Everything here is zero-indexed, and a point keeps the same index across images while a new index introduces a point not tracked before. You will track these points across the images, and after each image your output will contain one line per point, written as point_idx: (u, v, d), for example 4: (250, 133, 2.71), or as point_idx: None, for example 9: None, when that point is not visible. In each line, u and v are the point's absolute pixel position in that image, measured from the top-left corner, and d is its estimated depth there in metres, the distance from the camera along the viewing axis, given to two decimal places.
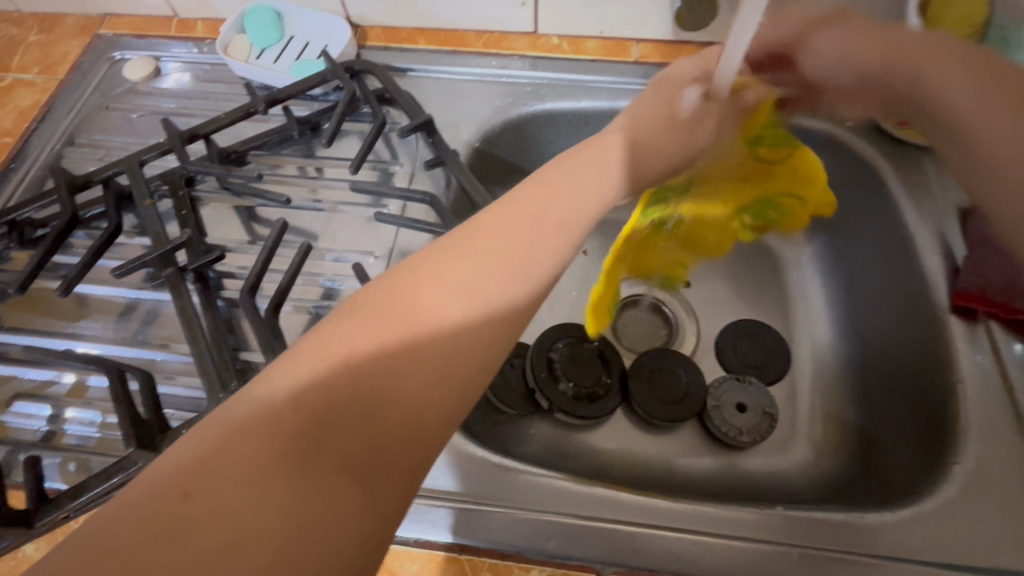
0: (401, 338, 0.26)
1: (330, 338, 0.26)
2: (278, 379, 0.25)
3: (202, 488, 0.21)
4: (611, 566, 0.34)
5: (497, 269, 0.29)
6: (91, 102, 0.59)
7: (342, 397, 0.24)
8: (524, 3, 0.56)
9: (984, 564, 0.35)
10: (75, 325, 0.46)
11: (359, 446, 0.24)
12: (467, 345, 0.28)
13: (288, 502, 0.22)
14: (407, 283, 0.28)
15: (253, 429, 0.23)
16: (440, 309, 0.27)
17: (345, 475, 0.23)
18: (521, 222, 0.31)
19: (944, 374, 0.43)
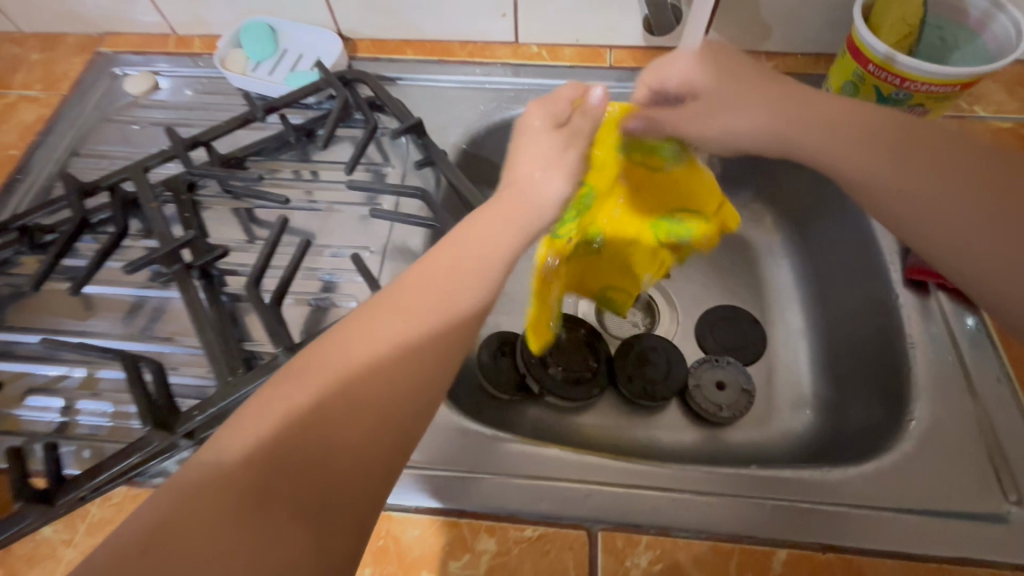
0: (335, 393, 0.29)
1: (272, 401, 0.29)
2: (226, 444, 0.27)
3: (167, 535, 0.24)
4: (600, 523, 0.37)
5: (425, 317, 0.32)
6: (93, 115, 0.62)
7: (286, 450, 0.27)
8: (505, 15, 0.60)
9: (939, 507, 0.38)
10: (85, 323, 0.48)
11: (309, 491, 0.26)
12: (398, 392, 0.30)
13: (239, 551, 0.24)
14: (342, 340, 0.31)
15: (210, 485, 0.26)
16: (372, 362, 0.30)
17: (297, 518, 0.26)
18: (446, 271, 0.33)
19: (900, 341, 0.46)
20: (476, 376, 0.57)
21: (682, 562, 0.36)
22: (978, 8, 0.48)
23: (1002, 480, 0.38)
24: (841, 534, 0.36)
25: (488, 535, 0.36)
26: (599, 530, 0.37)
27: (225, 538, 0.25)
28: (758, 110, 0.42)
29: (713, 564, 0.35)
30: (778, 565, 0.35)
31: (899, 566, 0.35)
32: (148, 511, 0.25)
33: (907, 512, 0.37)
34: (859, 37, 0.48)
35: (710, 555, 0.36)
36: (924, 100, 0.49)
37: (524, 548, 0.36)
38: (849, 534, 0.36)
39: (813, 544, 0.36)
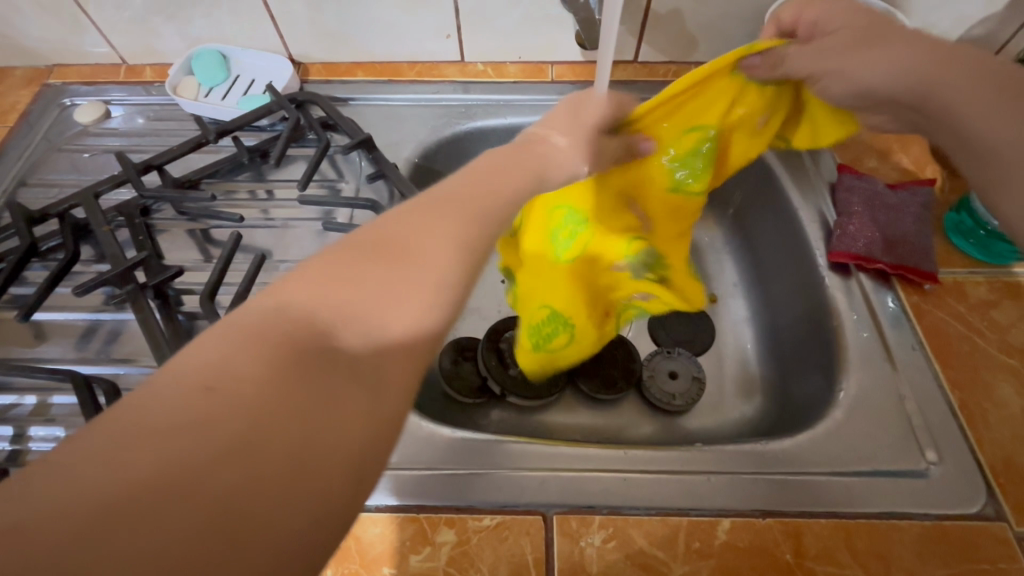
0: (394, 268, 0.26)
1: (327, 269, 0.26)
2: (284, 295, 0.24)
3: (225, 386, 0.19)
4: (556, 507, 0.39)
5: (467, 219, 0.31)
6: (42, 145, 0.62)
7: (350, 317, 0.24)
8: (450, 36, 0.63)
9: (867, 468, 0.41)
10: (37, 350, 0.48)
11: (369, 360, 0.23)
12: (447, 274, 0.28)
13: (306, 402, 0.20)
14: (392, 225, 0.29)
15: (271, 334, 0.21)
16: (425, 246, 0.28)
17: (358, 388, 0.22)
18: (478, 187, 0.34)
19: (828, 319, 0.50)
20: (439, 383, 0.58)
21: (634, 538, 0.37)
22: None
23: (920, 439, 0.42)
24: (780, 500, 0.39)
25: (448, 527, 0.38)
26: (554, 514, 0.38)
27: (287, 400, 0.20)
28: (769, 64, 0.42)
29: (663, 537, 0.37)
30: (723, 533, 0.37)
31: (831, 525, 0.38)
32: (193, 365, 0.19)
33: (837, 474, 0.40)
34: None
35: (660, 530, 0.38)
36: None
37: (483, 536, 0.37)
38: (786, 498, 0.39)
39: (754, 512, 0.38)
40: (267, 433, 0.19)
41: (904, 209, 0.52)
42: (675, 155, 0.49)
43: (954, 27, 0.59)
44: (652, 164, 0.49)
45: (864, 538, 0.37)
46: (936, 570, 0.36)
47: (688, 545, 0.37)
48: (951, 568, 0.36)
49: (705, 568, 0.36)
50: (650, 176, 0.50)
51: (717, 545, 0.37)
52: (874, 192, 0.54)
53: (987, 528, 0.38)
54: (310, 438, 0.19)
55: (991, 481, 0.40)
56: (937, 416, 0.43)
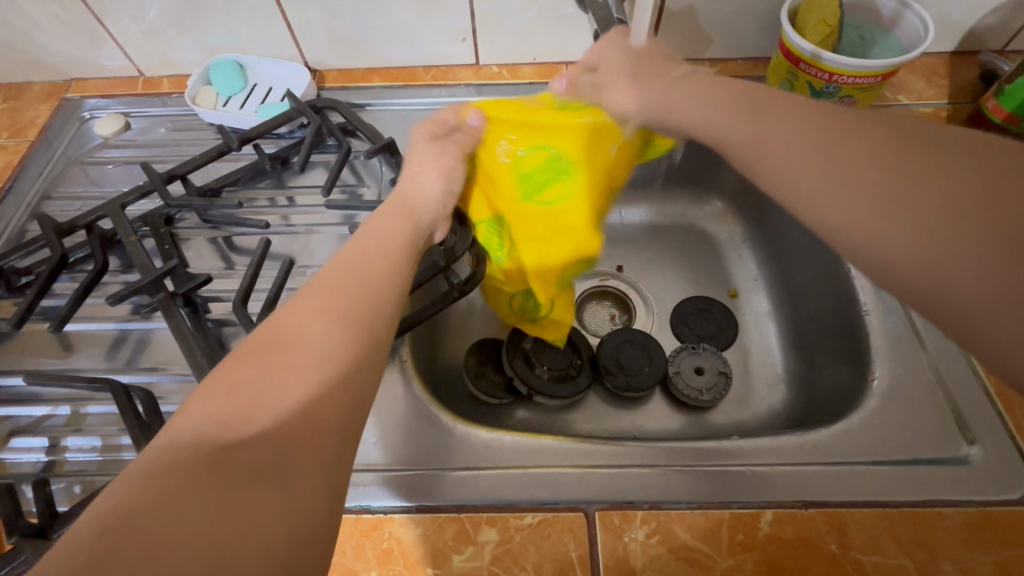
0: (273, 361, 0.28)
1: (212, 386, 0.27)
2: (188, 417, 0.25)
3: (120, 521, 0.21)
4: (595, 504, 0.39)
5: (350, 292, 0.32)
6: (63, 159, 0.62)
7: (237, 423, 0.25)
8: (465, 40, 0.64)
9: (906, 456, 0.41)
10: (67, 361, 0.48)
11: (264, 453, 0.25)
12: (335, 345, 0.29)
13: (200, 515, 0.22)
14: (275, 320, 0.30)
15: (166, 461, 0.23)
16: (306, 328, 0.29)
17: (257, 482, 0.24)
18: (362, 261, 0.35)
19: (855, 311, 0.50)
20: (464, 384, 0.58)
21: (676, 533, 0.37)
22: (888, 8, 0.54)
23: (959, 425, 0.42)
24: (818, 492, 0.39)
25: (490, 526, 0.38)
26: (595, 511, 0.38)
27: (181, 516, 0.22)
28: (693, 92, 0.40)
29: (705, 530, 0.37)
30: (765, 525, 0.37)
31: (875, 513, 0.38)
32: (100, 506, 0.22)
33: (876, 464, 0.40)
34: (787, 38, 0.53)
35: (702, 523, 0.37)
36: (854, 91, 0.54)
37: (525, 534, 0.37)
38: (825, 489, 0.39)
39: (795, 503, 0.38)
40: (168, 550, 0.21)
41: None
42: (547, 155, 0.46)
43: (969, 16, 0.59)
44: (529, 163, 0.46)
45: (906, 527, 0.37)
46: (981, 557, 0.36)
47: (731, 538, 0.37)
48: (996, 555, 0.36)
49: (749, 561, 0.36)
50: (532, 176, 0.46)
51: (759, 537, 0.37)
52: None
53: None
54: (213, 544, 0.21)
55: None
56: (974, 402, 0.43)
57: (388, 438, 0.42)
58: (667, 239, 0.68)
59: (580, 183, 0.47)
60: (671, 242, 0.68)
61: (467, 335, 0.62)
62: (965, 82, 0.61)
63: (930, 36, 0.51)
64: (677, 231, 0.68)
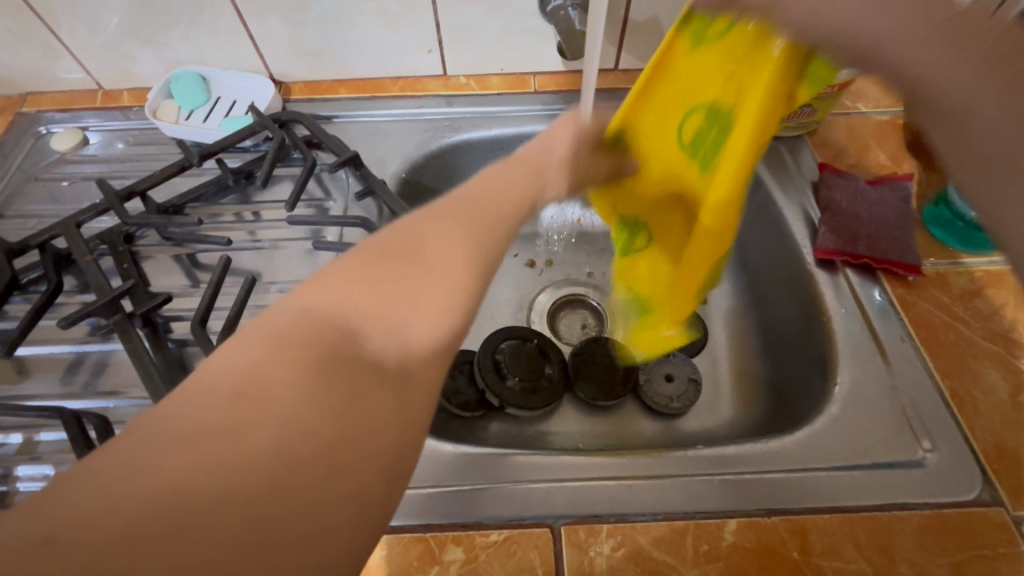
0: (404, 273, 0.28)
1: (343, 276, 0.28)
2: (315, 296, 0.26)
3: (257, 390, 0.21)
4: (562, 518, 0.39)
5: (476, 234, 0.32)
6: (19, 176, 0.60)
7: (367, 319, 0.26)
8: (432, 51, 0.63)
9: (866, 460, 0.41)
10: (20, 386, 0.46)
11: (388, 356, 0.25)
12: (466, 274, 0.30)
13: (329, 406, 0.21)
14: (410, 230, 0.31)
15: (301, 340, 0.23)
16: (438, 249, 0.30)
17: (382, 381, 0.24)
18: (488, 200, 0.35)
19: (819, 316, 0.50)
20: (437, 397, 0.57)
21: (642, 545, 0.37)
22: None
23: (915, 430, 0.43)
24: (782, 499, 0.39)
25: (456, 545, 0.37)
26: (561, 525, 0.38)
27: (314, 397, 0.21)
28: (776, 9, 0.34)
29: (670, 542, 0.37)
30: (729, 534, 0.38)
31: (836, 519, 0.38)
32: (228, 375, 0.21)
33: (837, 469, 0.41)
34: None
35: (667, 534, 0.38)
36: (812, 101, 0.55)
37: (491, 551, 0.37)
38: (788, 496, 0.39)
39: (759, 511, 0.39)
40: (303, 428, 0.20)
41: (885, 204, 0.53)
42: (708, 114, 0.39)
43: None
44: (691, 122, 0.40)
45: (866, 532, 0.38)
46: (939, 559, 0.37)
47: (696, 549, 0.37)
48: (953, 556, 0.37)
49: (713, 570, 0.36)
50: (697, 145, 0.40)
51: (724, 547, 0.37)
52: (856, 188, 0.55)
53: (984, 514, 0.39)
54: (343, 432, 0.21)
55: (986, 468, 0.41)
56: (930, 406, 0.44)
57: None
58: None
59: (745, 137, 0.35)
60: None
61: None
62: None
63: None
64: None
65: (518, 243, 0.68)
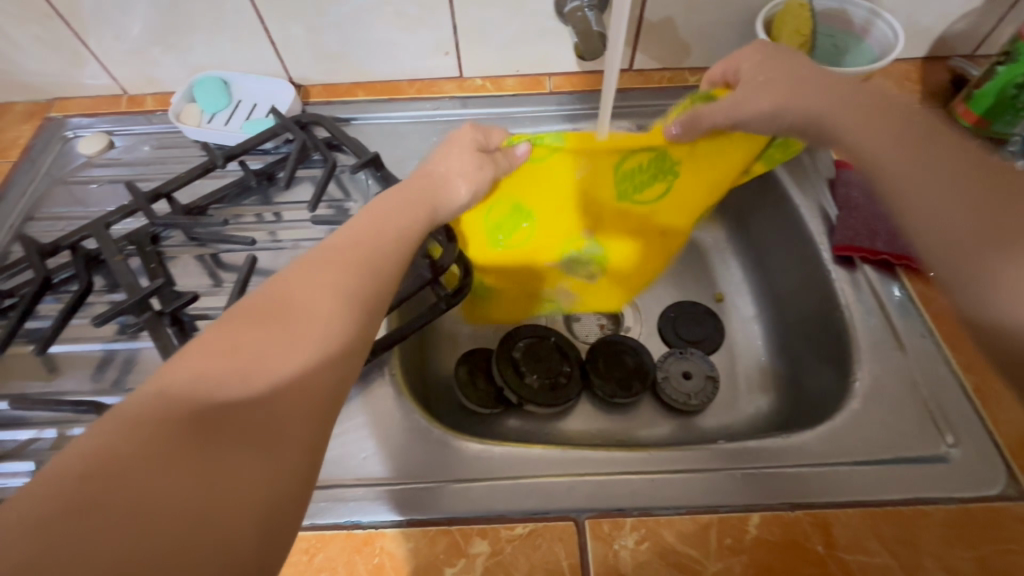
0: (271, 330, 0.30)
1: (210, 345, 0.28)
2: (180, 370, 0.27)
3: (110, 470, 0.22)
4: (585, 512, 0.39)
5: (350, 278, 0.34)
6: (47, 179, 0.62)
7: (230, 381, 0.27)
8: (448, 53, 0.64)
9: (888, 455, 0.41)
10: (52, 383, 0.48)
11: (256, 415, 0.27)
12: (337, 320, 0.32)
13: (189, 471, 0.23)
14: (276, 288, 0.32)
15: (155, 417, 0.25)
16: (307, 301, 0.31)
17: (244, 443, 0.25)
18: (362, 244, 0.36)
19: (839, 312, 0.50)
20: (455, 395, 0.57)
21: (666, 538, 0.38)
22: (860, 17, 0.56)
23: (938, 424, 0.43)
24: (804, 493, 0.39)
25: (481, 538, 0.38)
26: (585, 519, 0.38)
27: (169, 468, 0.23)
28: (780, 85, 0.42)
29: (694, 535, 0.38)
30: (753, 528, 0.38)
31: (859, 513, 0.38)
32: (81, 454, 0.23)
33: (858, 464, 0.41)
34: None
35: (691, 528, 0.38)
36: None
37: (516, 545, 0.37)
38: (811, 491, 0.40)
39: (781, 505, 0.39)
40: (159, 502, 0.22)
41: None
42: (654, 156, 0.52)
43: (938, 22, 0.61)
44: (631, 164, 0.53)
45: (890, 526, 0.38)
46: (964, 553, 0.37)
47: (720, 542, 0.37)
48: (977, 550, 0.37)
49: (738, 564, 0.36)
50: (629, 176, 0.54)
51: (748, 541, 0.37)
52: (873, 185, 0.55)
53: (1009, 508, 0.39)
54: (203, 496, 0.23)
55: (1010, 463, 0.41)
56: (953, 401, 0.44)
57: (376, 452, 0.42)
58: None
59: (688, 175, 0.54)
60: None
61: (456, 346, 0.62)
62: (937, 85, 0.63)
63: (900, 45, 0.53)
64: None
65: None
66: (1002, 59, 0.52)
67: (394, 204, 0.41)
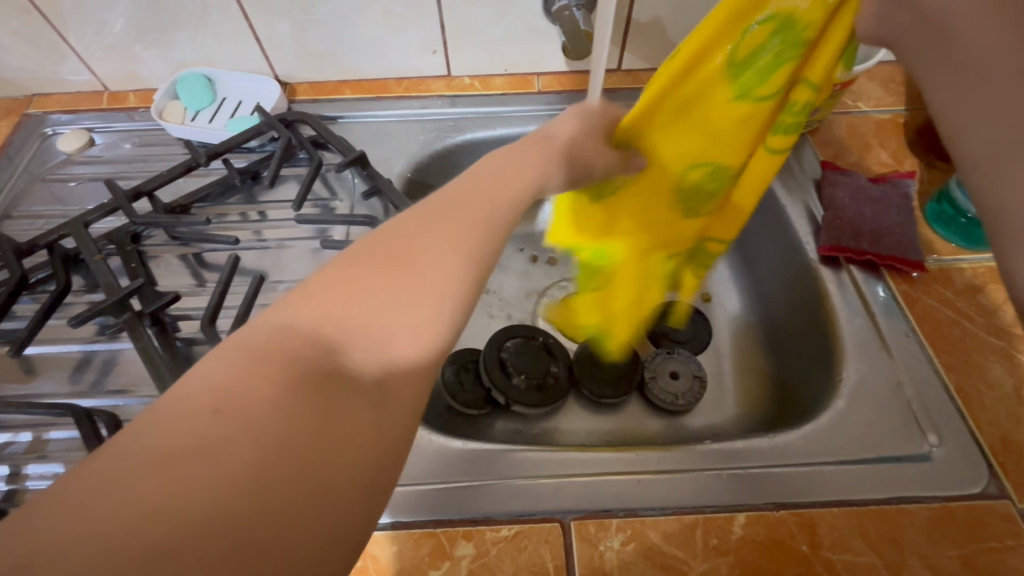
0: (390, 276, 0.29)
1: (328, 290, 0.28)
2: (303, 310, 0.27)
3: (234, 407, 0.22)
4: (571, 513, 0.39)
5: (467, 235, 0.32)
6: (25, 177, 0.60)
7: (348, 326, 0.27)
8: (436, 52, 0.64)
9: (872, 455, 0.41)
10: (29, 385, 0.47)
11: (369, 367, 0.26)
12: (453, 273, 0.31)
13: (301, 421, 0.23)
14: (400, 233, 0.32)
15: (278, 353, 0.24)
16: (429, 254, 0.31)
17: (353, 396, 0.25)
18: (471, 195, 0.35)
19: (825, 311, 0.51)
20: (443, 395, 0.57)
21: (652, 539, 0.37)
22: None
23: (921, 424, 0.43)
24: (790, 493, 0.40)
25: (466, 540, 0.37)
26: (571, 520, 0.38)
27: (288, 415, 0.23)
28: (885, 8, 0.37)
29: (680, 536, 0.38)
30: (738, 528, 0.38)
31: (844, 512, 0.39)
32: (208, 383, 0.23)
33: (845, 463, 0.41)
34: None
35: (677, 529, 0.38)
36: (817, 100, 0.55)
37: (502, 547, 0.37)
38: (796, 490, 0.40)
39: (767, 505, 0.39)
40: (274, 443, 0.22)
41: (888, 200, 0.54)
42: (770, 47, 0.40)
43: None
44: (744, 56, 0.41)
45: (874, 525, 0.38)
46: (947, 551, 0.37)
47: (706, 543, 0.37)
48: (961, 549, 0.37)
49: (724, 564, 0.36)
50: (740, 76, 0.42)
51: (733, 541, 0.37)
52: (858, 186, 0.55)
53: (991, 506, 0.39)
54: (313, 452, 0.22)
55: (992, 462, 0.41)
56: (936, 401, 0.44)
57: None
58: None
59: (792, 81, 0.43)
60: None
61: None
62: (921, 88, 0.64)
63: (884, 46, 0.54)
64: None
65: (520, 241, 0.69)
66: None
67: (500, 157, 0.39)
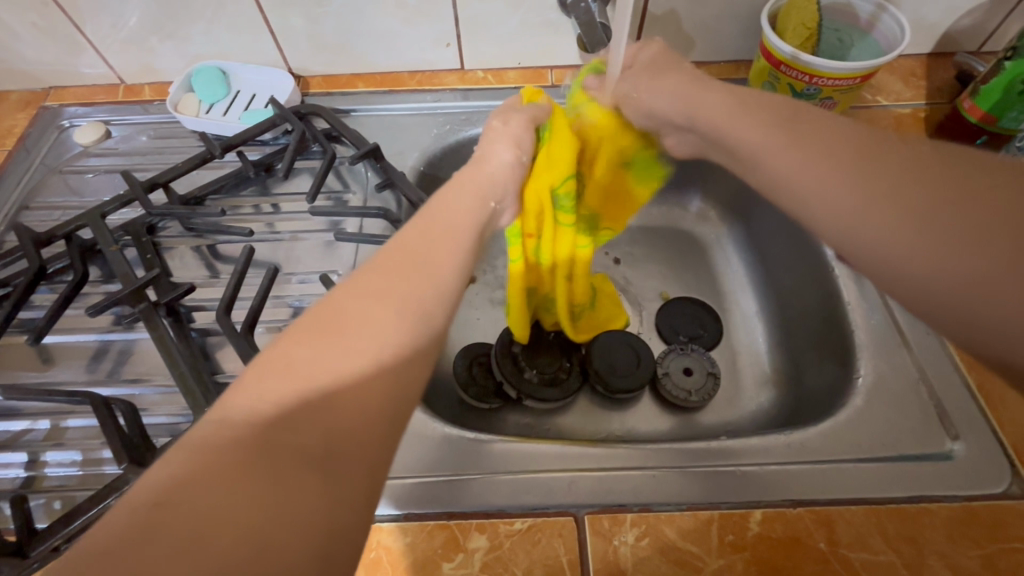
0: (336, 348, 0.26)
1: (271, 366, 0.25)
2: (244, 390, 0.24)
3: (175, 497, 0.21)
4: (586, 508, 0.38)
5: (423, 288, 0.29)
6: (42, 168, 0.61)
7: (294, 405, 0.24)
8: (449, 45, 0.64)
9: (892, 453, 0.41)
10: (47, 373, 0.47)
11: (314, 440, 0.24)
12: (403, 336, 0.28)
13: (248, 497, 0.22)
14: (353, 290, 0.28)
15: (226, 431, 0.23)
16: (365, 312, 0.28)
17: (307, 466, 0.23)
18: (437, 236, 0.33)
19: (840, 309, 0.50)
20: (455, 390, 0.57)
21: (667, 534, 0.37)
22: (866, 12, 0.55)
23: (942, 422, 0.42)
24: (807, 491, 0.39)
25: (479, 532, 0.37)
26: (585, 514, 0.38)
27: (233, 500, 0.21)
28: (740, 121, 0.36)
29: (695, 532, 0.37)
30: (755, 525, 0.37)
31: (861, 511, 0.38)
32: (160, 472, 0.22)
33: (864, 461, 0.41)
34: (768, 41, 0.53)
35: (692, 525, 0.37)
36: (836, 93, 0.53)
37: (515, 540, 0.37)
38: (812, 488, 0.39)
39: (784, 502, 0.39)
40: (222, 531, 0.21)
41: None
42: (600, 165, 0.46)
43: (943, 18, 0.60)
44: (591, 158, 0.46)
45: (894, 523, 0.38)
46: (968, 551, 0.37)
47: (722, 539, 0.37)
48: (983, 549, 0.37)
49: (740, 561, 0.36)
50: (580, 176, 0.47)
51: (750, 537, 0.37)
52: None
53: (1013, 507, 0.38)
54: (263, 531, 0.21)
55: (1015, 461, 0.40)
56: (957, 400, 0.43)
57: None
58: (658, 243, 0.68)
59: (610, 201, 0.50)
60: (661, 245, 0.68)
61: (457, 340, 0.62)
62: (940, 82, 0.62)
63: (908, 37, 0.52)
64: (665, 235, 0.69)
65: None
66: (1008, 54, 0.50)
67: (462, 199, 0.36)
